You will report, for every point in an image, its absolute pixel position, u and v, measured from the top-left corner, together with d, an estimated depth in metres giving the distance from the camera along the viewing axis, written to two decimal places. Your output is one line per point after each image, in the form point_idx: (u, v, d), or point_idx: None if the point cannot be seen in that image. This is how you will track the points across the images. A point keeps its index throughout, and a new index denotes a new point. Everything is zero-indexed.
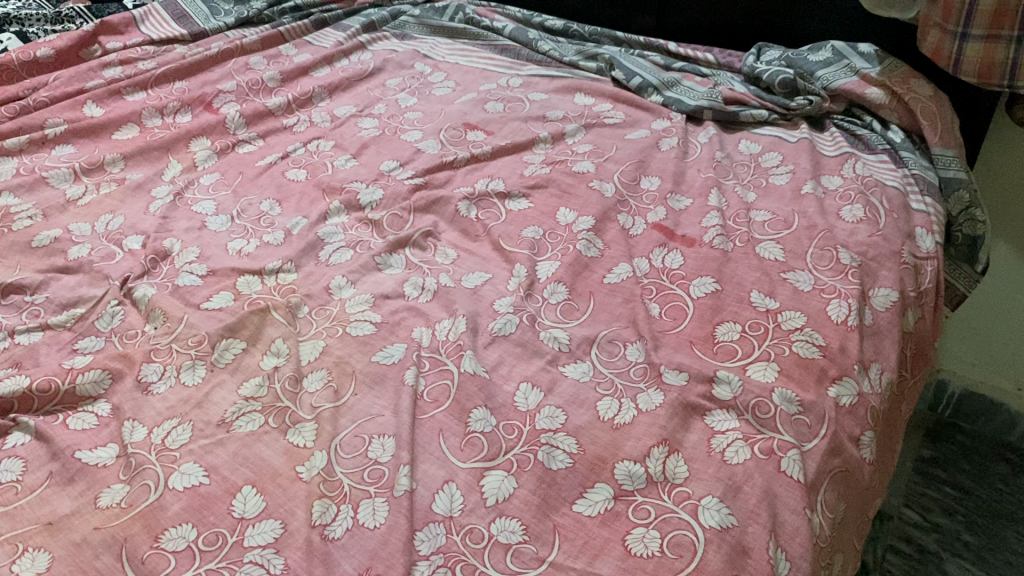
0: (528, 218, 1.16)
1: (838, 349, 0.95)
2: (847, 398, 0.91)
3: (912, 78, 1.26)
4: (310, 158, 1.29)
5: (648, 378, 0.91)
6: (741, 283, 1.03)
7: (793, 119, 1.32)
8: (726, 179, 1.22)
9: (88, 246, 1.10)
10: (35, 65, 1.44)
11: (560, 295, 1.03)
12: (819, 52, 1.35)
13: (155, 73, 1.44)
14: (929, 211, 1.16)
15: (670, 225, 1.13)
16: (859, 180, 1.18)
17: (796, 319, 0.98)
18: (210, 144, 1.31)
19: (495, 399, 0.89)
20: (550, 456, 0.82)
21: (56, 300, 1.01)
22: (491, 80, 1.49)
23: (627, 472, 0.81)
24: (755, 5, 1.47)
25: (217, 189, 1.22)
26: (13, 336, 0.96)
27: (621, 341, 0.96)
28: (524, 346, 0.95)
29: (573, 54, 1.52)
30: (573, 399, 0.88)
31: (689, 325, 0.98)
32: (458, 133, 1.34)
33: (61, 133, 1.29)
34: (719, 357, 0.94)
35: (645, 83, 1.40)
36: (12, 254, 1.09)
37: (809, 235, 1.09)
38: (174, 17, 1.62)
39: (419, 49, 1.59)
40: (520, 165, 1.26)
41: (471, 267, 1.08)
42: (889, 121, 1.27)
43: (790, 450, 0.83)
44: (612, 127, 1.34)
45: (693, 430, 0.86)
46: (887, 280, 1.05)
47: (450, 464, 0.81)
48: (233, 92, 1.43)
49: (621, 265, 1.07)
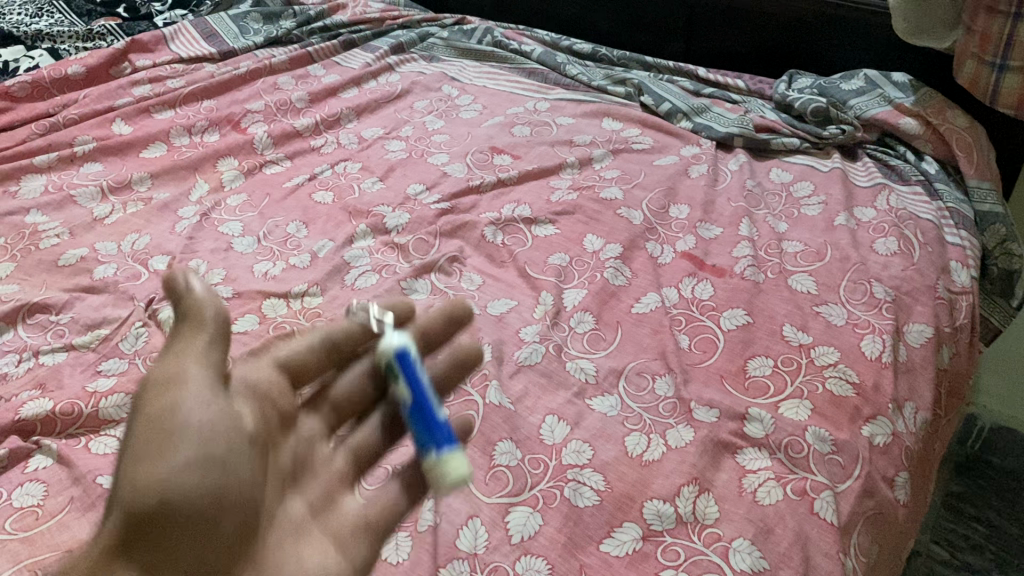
0: (554, 244, 1.15)
1: (872, 387, 0.92)
2: (881, 437, 0.89)
3: (946, 109, 1.25)
4: (337, 180, 1.28)
5: (678, 414, 0.89)
6: (772, 316, 1.01)
7: (824, 148, 1.30)
8: (757, 208, 1.20)
9: (114, 266, 1.10)
10: (66, 82, 1.45)
11: (587, 324, 1.01)
12: (852, 81, 1.34)
13: (184, 92, 1.45)
14: (964, 244, 1.14)
15: (700, 254, 1.11)
16: (893, 212, 1.16)
17: (829, 355, 0.96)
18: (237, 164, 1.31)
19: (520, 431, 0.87)
20: (576, 493, 0.80)
21: (81, 320, 1.01)
22: (519, 103, 1.48)
23: (656, 511, 0.79)
24: (787, 31, 1.46)
25: (243, 211, 1.21)
26: (37, 356, 0.96)
27: (650, 373, 0.94)
28: (550, 377, 0.94)
29: (602, 79, 1.51)
30: (600, 433, 0.87)
31: (719, 359, 0.96)
32: (485, 157, 1.33)
33: (90, 151, 1.30)
34: (750, 393, 0.92)
35: (674, 109, 1.39)
36: (38, 272, 1.09)
37: (842, 268, 1.07)
38: (204, 36, 1.63)
39: (447, 71, 1.59)
40: (546, 190, 1.25)
41: (496, 293, 1.07)
42: (923, 152, 1.26)
43: (823, 491, 0.81)
44: (640, 153, 1.32)
45: (722, 468, 0.84)
46: (922, 316, 1.03)
47: (474, 498, 0.80)
48: (261, 113, 1.43)
49: (649, 295, 1.05)
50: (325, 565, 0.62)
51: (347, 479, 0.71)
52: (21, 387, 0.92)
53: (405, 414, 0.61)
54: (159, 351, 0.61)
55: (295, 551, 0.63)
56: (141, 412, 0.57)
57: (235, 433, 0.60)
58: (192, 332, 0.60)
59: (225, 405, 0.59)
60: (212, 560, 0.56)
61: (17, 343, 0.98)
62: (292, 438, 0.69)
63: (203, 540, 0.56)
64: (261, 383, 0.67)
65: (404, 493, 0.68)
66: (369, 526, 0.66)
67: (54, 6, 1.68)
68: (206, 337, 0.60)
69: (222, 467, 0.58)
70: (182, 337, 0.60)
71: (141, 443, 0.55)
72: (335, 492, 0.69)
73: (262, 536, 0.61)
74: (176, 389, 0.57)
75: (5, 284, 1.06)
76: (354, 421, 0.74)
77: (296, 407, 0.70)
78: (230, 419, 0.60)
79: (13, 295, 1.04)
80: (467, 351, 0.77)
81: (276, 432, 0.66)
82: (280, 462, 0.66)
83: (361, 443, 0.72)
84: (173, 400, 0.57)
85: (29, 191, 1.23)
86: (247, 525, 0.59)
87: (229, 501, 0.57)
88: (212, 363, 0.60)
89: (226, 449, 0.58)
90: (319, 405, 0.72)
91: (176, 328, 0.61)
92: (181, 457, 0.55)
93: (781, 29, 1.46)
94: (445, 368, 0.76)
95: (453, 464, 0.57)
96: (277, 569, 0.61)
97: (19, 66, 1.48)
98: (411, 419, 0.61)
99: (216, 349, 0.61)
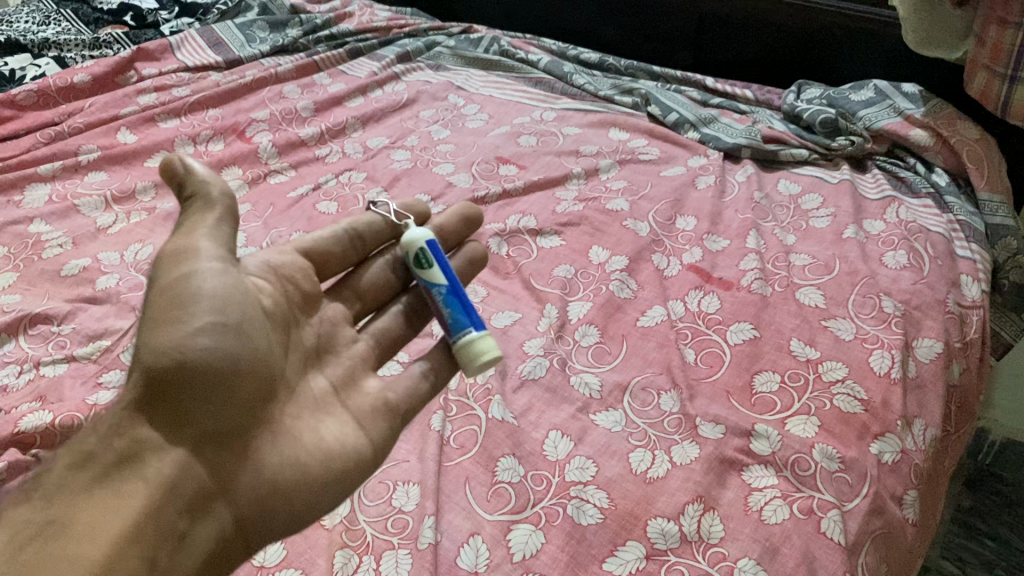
0: (559, 256, 1.14)
1: (881, 403, 0.91)
2: (890, 455, 0.87)
3: (957, 120, 1.23)
4: (341, 190, 1.28)
5: (683, 430, 0.88)
6: (780, 331, 1.00)
7: (833, 159, 1.29)
8: (765, 220, 1.19)
9: (116, 276, 1.09)
10: (71, 91, 1.45)
11: (592, 338, 1.00)
12: (862, 91, 1.32)
13: (189, 101, 1.44)
14: (975, 257, 1.12)
15: (707, 266, 1.10)
16: (903, 225, 1.14)
17: (838, 370, 0.95)
18: (241, 173, 1.31)
19: (523, 447, 0.86)
20: (579, 511, 0.79)
21: (83, 331, 1.00)
22: (525, 112, 1.47)
23: (660, 530, 0.77)
24: (797, 41, 1.45)
25: (247, 221, 1.21)
26: (38, 367, 0.95)
27: (655, 389, 0.93)
28: (554, 392, 0.92)
29: (609, 88, 1.50)
30: (604, 449, 0.86)
31: (725, 374, 0.95)
32: (491, 167, 1.33)
33: (94, 159, 1.29)
34: (757, 410, 0.91)
35: (681, 119, 1.38)
36: (41, 282, 1.08)
37: (850, 281, 1.06)
38: (210, 44, 1.63)
39: (453, 80, 1.58)
40: (552, 201, 1.24)
41: (500, 306, 1.06)
42: (934, 164, 1.24)
43: (830, 510, 0.80)
44: (647, 163, 1.31)
45: (728, 486, 0.83)
46: (931, 331, 1.01)
47: (476, 515, 0.79)
48: (267, 122, 1.43)
49: (655, 308, 1.04)
50: (341, 435, 0.71)
51: (370, 361, 0.80)
52: (21, 399, 0.91)
53: (438, 297, 0.73)
54: (175, 225, 0.69)
55: (310, 418, 0.71)
56: (159, 281, 0.66)
57: (246, 303, 0.68)
58: (203, 208, 0.68)
59: (236, 278, 0.68)
60: (228, 415, 0.65)
61: (19, 354, 0.97)
62: (314, 319, 0.78)
63: (220, 395, 0.64)
64: (285, 265, 0.76)
65: (425, 379, 0.77)
66: (389, 407, 0.75)
67: (61, 14, 1.68)
68: (216, 213, 0.68)
69: (236, 332, 0.66)
70: (194, 212, 0.68)
71: (158, 308, 0.64)
72: (357, 373, 0.77)
73: (278, 401, 0.70)
74: (191, 260, 0.66)
75: (7, 294, 1.06)
76: (376, 311, 0.83)
77: (319, 291, 0.79)
78: (240, 290, 0.67)
79: (15, 306, 1.04)
80: (475, 249, 0.87)
81: (296, 312, 0.76)
82: (301, 338, 0.75)
83: (386, 331, 0.82)
84: (187, 271, 0.65)
85: (33, 201, 1.23)
86: (261, 389, 0.68)
87: (243, 365, 0.66)
88: (221, 237, 0.68)
89: (241, 316, 0.66)
90: (343, 292, 0.82)
91: (188, 206, 0.69)
92: (196, 320, 0.63)
93: (791, 38, 1.45)
94: (460, 267, 0.86)
95: (487, 347, 0.72)
96: (291, 430, 0.69)
97: (25, 75, 1.49)
98: (445, 301, 0.73)
99: (225, 224, 0.69)
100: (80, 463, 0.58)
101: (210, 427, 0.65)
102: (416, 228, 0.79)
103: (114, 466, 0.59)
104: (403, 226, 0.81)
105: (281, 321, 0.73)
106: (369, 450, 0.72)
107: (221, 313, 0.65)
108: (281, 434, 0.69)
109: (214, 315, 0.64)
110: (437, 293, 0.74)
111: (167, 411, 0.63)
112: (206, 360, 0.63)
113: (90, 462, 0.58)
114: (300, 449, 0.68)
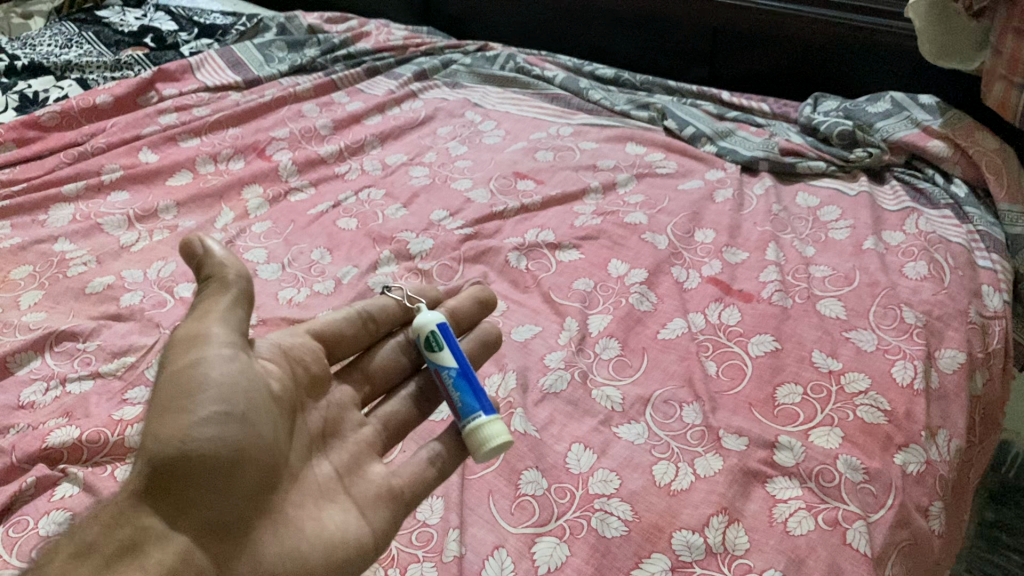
0: (578, 270, 1.14)
1: (904, 414, 0.91)
2: (914, 465, 0.87)
3: (977, 131, 1.23)
4: (361, 207, 1.29)
5: (706, 442, 0.88)
6: (801, 342, 1.00)
7: (852, 171, 1.29)
8: (784, 233, 1.19)
9: (140, 294, 1.10)
10: (94, 111, 1.47)
11: (613, 350, 1.00)
12: (878, 104, 1.32)
13: (209, 120, 1.46)
14: (996, 268, 1.12)
15: (726, 279, 1.10)
16: (923, 236, 1.14)
17: (861, 381, 0.94)
18: (261, 192, 1.32)
19: (546, 460, 0.86)
20: (604, 523, 0.79)
21: (108, 348, 1.01)
22: (542, 128, 1.48)
23: (685, 542, 0.77)
24: (811, 55, 1.45)
25: (268, 238, 1.22)
26: (64, 384, 0.96)
27: (677, 401, 0.93)
28: (575, 405, 0.93)
29: (625, 103, 1.50)
30: (627, 462, 0.86)
31: (747, 386, 0.95)
32: (509, 182, 1.33)
33: (117, 179, 1.31)
34: (780, 421, 0.91)
35: (698, 133, 1.38)
36: (66, 300, 1.10)
37: (871, 292, 1.06)
38: (229, 65, 1.65)
39: (470, 98, 1.59)
40: (570, 215, 1.25)
41: (521, 319, 1.06)
42: (952, 175, 1.24)
43: (856, 521, 0.79)
44: (664, 178, 1.32)
45: (752, 498, 0.83)
46: (954, 341, 1.01)
47: (500, 528, 0.79)
48: (286, 140, 1.44)
49: (675, 320, 1.04)
50: (344, 525, 0.69)
51: (376, 446, 0.78)
52: (47, 415, 0.92)
53: (448, 380, 0.72)
54: (189, 308, 0.68)
55: (313, 507, 0.69)
56: (169, 365, 0.64)
57: (255, 389, 0.65)
58: (218, 293, 0.67)
59: (247, 364, 0.66)
60: (231, 505, 0.63)
61: (45, 371, 0.98)
62: (322, 402, 0.76)
63: (224, 485, 0.62)
64: (295, 348, 0.75)
65: (431, 465, 0.74)
66: (393, 493, 0.73)
67: (83, 37, 1.72)
68: (231, 297, 0.67)
69: (241, 420, 0.63)
70: (210, 294, 0.67)
71: (166, 395, 0.62)
72: (363, 458, 0.75)
73: (281, 490, 0.68)
74: (201, 346, 0.64)
75: (33, 311, 1.07)
76: (385, 395, 0.82)
77: (328, 374, 0.78)
78: (250, 378, 0.65)
79: (41, 323, 1.05)
80: (488, 331, 0.86)
81: (303, 394, 0.74)
82: (307, 423, 0.74)
83: (394, 414, 0.80)
84: (197, 358, 0.63)
85: (57, 220, 1.25)
86: (265, 479, 0.66)
87: (248, 454, 0.64)
88: (234, 323, 0.67)
89: (248, 404, 0.64)
90: (353, 373, 0.81)
91: (204, 288, 0.68)
92: (202, 408, 0.61)
93: (807, 52, 1.46)
94: (470, 348, 0.85)
95: (493, 431, 0.69)
96: (292, 520, 0.67)
97: (48, 97, 1.51)
98: (454, 384, 0.71)
99: (238, 309, 0.67)
100: (83, 553, 0.57)
101: (211, 517, 0.62)
102: (429, 311, 0.78)
103: (114, 558, 0.57)
104: (417, 309, 0.81)
105: (288, 406, 0.71)
106: (370, 540, 0.70)
107: (227, 400, 0.63)
108: (282, 523, 0.66)
109: (220, 404, 0.62)
110: (446, 376, 0.72)
111: (170, 502, 0.60)
112: (211, 450, 0.61)
113: (91, 553, 0.57)
114: (301, 540, 0.66)
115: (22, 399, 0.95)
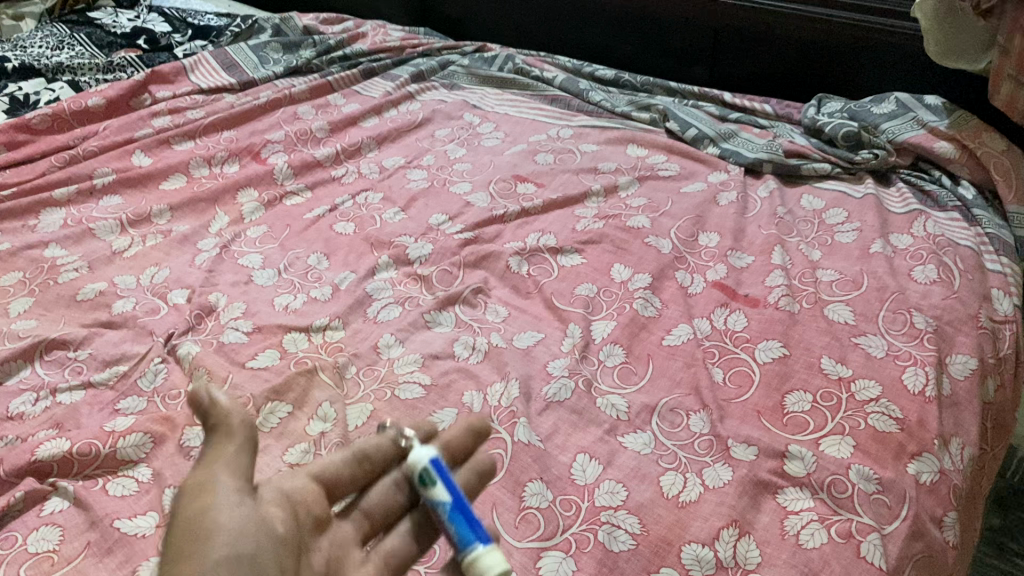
0: (581, 274, 1.12)
1: (916, 422, 0.89)
2: (928, 475, 0.85)
3: (984, 132, 1.21)
4: (358, 211, 1.26)
5: (714, 452, 0.86)
6: (810, 348, 0.98)
7: (857, 172, 1.27)
8: (790, 236, 1.16)
9: (133, 301, 1.07)
10: (86, 114, 1.44)
11: (617, 357, 0.98)
12: (883, 104, 1.31)
13: (203, 123, 1.44)
14: (1005, 271, 1.09)
15: (731, 284, 1.08)
16: (931, 239, 1.12)
17: (871, 389, 0.92)
18: (257, 196, 1.29)
19: (551, 471, 0.84)
20: (611, 537, 0.77)
21: (100, 357, 0.98)
22: (541, 130, 1.46)
23: (695, 556, 0.75)
24: (813, 54, 1.44)
25: (264, 243, 1.19)
26: (54, 394, 0.94)
27: (684, 410, 0.91)
28: (580, 414, 0.90)
29: (626, 105, 1.48)
30: (634, 473, 0.83)
31: (755, 394, 0.93)
32: (509, 186, 1.31)
33: (109, 183, 1.29)
34: (789, 430, 0.88)
35: (701, 135, 1.36)
36: (57, 307, 1.07)
37: (879, 297, 1.04)
38: (223, 66, 1.62)
39: (468, 99, 1.57)
40: (571, 219, 1.23)
41: (523, 326, 1.04)
42: (959, 176, 1.22)
43: (870, 533, 0.77)
44: (667, 180, 1.30)
45: (764, 509, 0.80)
46: (964, 347, 0.99)
47: (505, 543, 0.77)
48: (282, 143, 1.42)
49: (680, 326, 1.02)
50: None
51: None
52: (37, 427, 0.89)
53: (442, 515, 0.61)
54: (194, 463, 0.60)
55: None
56: (177, 516, 0.56)
57: (264, 535, 0.57)
58: (221, 441, 0.60)
59: (258, 512, 0.58)
60: None
61: (34, 380, 0.96)
62: (324, 542, 0.65)
63: None
64: (295, 492, 0.65)
65: None
66: None
67: (75, 39, 1.69)
68: (237, 443, 0.60)
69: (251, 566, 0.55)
70: (213, 446, 0.60)
71: (175, 547, 0.54)
72: None
73: None
74: (206, 494, 0.56)
75: (23, 319, 1.05)
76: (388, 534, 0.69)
77: (330, 513, 0.67)
78: (261, 523, 0.58)
79: (31, 331, 1.02)
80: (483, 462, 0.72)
81: (304, 529, 0.64)
82: (312, 566, 0.63)
83: (397, 556, 0.67)
84: (202, 505, 0.56)
85: (48, 225, 1.22)
86: None
87: None
88: (240, 470, 0.59)
89: (256, 548, 0.56)
90: (350, 513, 0.69)
91: (207, 437, 0.61)
92: (213, 552, 0.54)
93: (808, 52, 1.44)
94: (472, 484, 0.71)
95: (493, 565, 0.57)
96: None
97: (39, 99, 1.48)
98: (449, 518, 0.61)
99: (244, 455, 0.60)
100: None
101: None
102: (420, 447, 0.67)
103: None
104: (410, 445, 0.69)
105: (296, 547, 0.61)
106: None
107: (235, 548, 0.54)
108: None
109: (230, 549, 0.54)
110: (441, 511, 0.62)
111: None
112: None
113: None
114: None
115: (11, 410, 0.92)
